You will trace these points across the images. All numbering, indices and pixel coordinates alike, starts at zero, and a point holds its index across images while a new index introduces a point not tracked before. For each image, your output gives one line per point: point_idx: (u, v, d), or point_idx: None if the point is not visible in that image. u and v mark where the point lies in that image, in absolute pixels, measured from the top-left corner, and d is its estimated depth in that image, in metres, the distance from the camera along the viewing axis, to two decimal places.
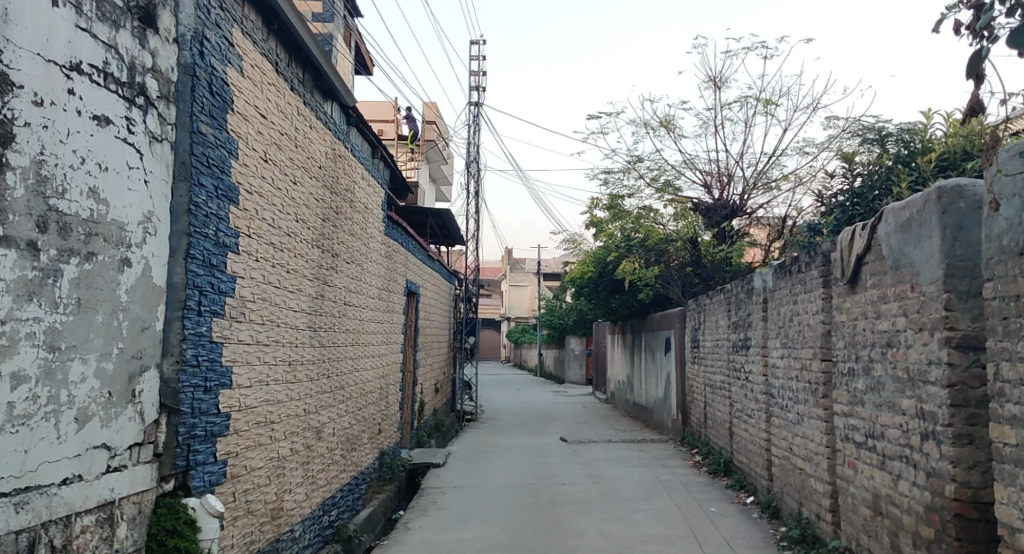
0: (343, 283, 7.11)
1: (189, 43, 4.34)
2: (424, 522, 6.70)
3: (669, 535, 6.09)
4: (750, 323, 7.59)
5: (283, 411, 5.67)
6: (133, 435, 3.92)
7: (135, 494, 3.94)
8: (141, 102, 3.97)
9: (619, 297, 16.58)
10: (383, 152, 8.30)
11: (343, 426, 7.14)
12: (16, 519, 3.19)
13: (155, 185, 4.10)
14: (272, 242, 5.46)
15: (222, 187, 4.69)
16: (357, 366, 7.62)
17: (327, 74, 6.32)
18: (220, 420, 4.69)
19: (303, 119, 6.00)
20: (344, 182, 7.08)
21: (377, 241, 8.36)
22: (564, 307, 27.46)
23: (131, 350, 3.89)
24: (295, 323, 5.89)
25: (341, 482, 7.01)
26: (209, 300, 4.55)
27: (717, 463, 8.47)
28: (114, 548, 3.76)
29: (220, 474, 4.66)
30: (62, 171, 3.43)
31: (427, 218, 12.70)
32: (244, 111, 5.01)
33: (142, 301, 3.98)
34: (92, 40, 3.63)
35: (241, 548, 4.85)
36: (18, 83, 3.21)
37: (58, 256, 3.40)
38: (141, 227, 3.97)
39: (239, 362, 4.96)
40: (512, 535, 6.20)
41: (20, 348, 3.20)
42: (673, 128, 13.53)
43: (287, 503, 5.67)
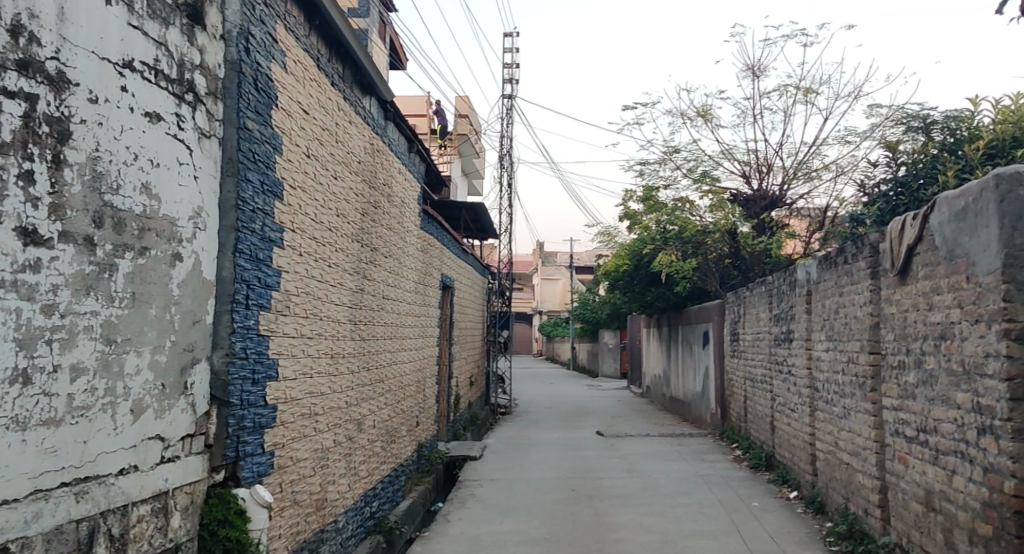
0: (382, 277, 7.15)
1: (235, 40, 4.39)
2: (463, 514, 6.72)
3: (713, 530, 6.05)
4: (793, 316, 7.47)
5: (326, 404, 5.73)
6: (186, 427, 4.00)
7: (188, 485, 4.01)
8: (190, 98, 4.02)
9: (656, 290, 16.40)
10: (420, 147, 8.32)
11: (383, 419, 7.19)
12: (76, 508, 3.24)
13: (204, 180, 4.16)
14: (315, 236, 5.51)
15: (268, 183, 4.74)
16: (396, 359, 7.67)
17: (366, 69, 6.34)
18: (267, 412, 4.75)
19: (343, 115, 6.05)
20: (382, 176, 7.11)
21: (414, 236, 8.40)
22: (598, 300, 27.37)
23: (183, 343, 3.97)
24: (336, 317, 5.94)
25: (382, 474, 7.08)
26: (256, 293, 4.62)
27: (760, 457, 8.41)
28: (168, 538, 3.82)
29: (267, 465, 4.73)
30: (117, 167, 3.49)
31: (461, 213, 12.76)
32: (288, 107, 5.05)
33: (193, 295, 4.06)
34: (144, 38, 3.68)
35: (288, 538, 4.93)
36: (74, 81, 3.24)
37: (114, 251, 3.46)
38: (191, 223, 4.04)
39: (285, 354, 5.02)
40: (552, 529, 6.20)
41: (78, 341, 3.25)
42: (711, 118, 13.34)
43: (331, 494, 5.73)
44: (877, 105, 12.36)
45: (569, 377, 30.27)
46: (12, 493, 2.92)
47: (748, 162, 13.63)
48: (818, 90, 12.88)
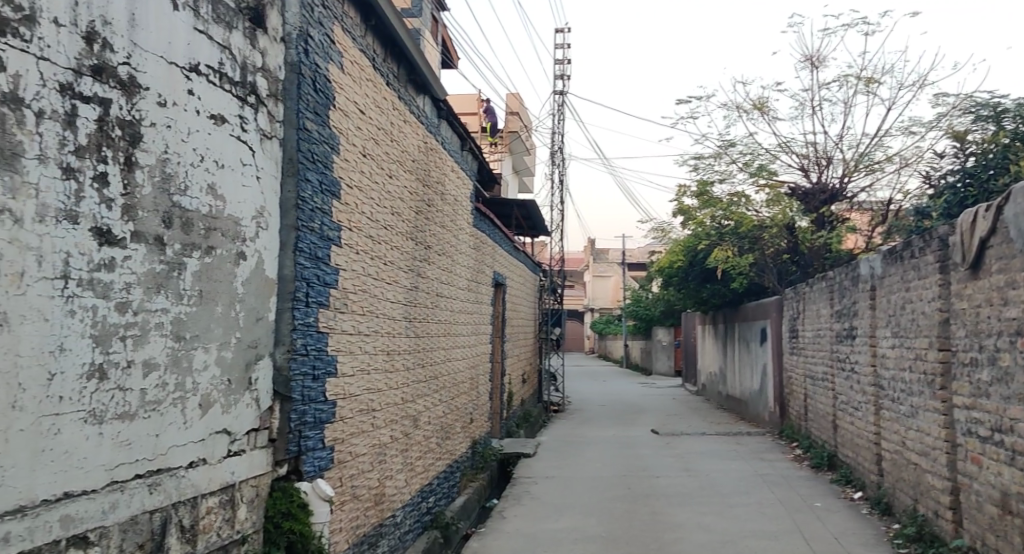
0: (435, 275, 7.20)
1: (294, 43, 4.48)
2: (518, 512, 6.73)
3: (774, 530, 5.94)
4: (856, 312, 7.28)
5: (383, 400, 5.80)
6: (250, 421, 4.10)
7: (252, 478, 4.11)
8: (252, 100, 4.12)
9: (711, 287, 16.22)
10: (472, 145, 8.37)
11: (438, 415, 7.25)
12: (151, 499, 3.34)
13: (265, 180, 4.25)
14: (371, 235, 5.58)
15: (326, 182, 4.82)
16: (450, 357, 7.73)
17: (420, 68, 6.40)
18: (327, 408, 4.83)
19: (398, 114, 6.12)
20: (436, 174, 7.17)
21: (466, 233, 8.45)
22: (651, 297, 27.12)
23: (247, 339, 4.08)
24: (392, 315, 6.01)
25: (438, 470, 7.14)
26: (316, 291, 4.70)
27: (821, 457, 8.22)
28: (236, 530, 3.92)
29: (328, 459, 4.81)
30: (184, 168, 3.59)
31: (512, 210, 12.79)
32: (345, 107, 5.13)
33: (256, 293, 4.17)
34: (209, 42, 3.77)
35: (349, 532, 5.01)
36: (145, 85, 3.33)
37: (182, 250, 3.56)
38: (254, 222, 4.14)
39: (343, 351, 5.10)
40: (609, 527, 6.17)
41: (151, 337, 3.36)
42: (768, 110, 13.07)
43: (389, 489, 5.80)
44: (944, 93, 11.93)
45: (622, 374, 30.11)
46: (91, 485, 3.01)
47: (806, 155, 13.30)
48: (880, 80, 12.51)
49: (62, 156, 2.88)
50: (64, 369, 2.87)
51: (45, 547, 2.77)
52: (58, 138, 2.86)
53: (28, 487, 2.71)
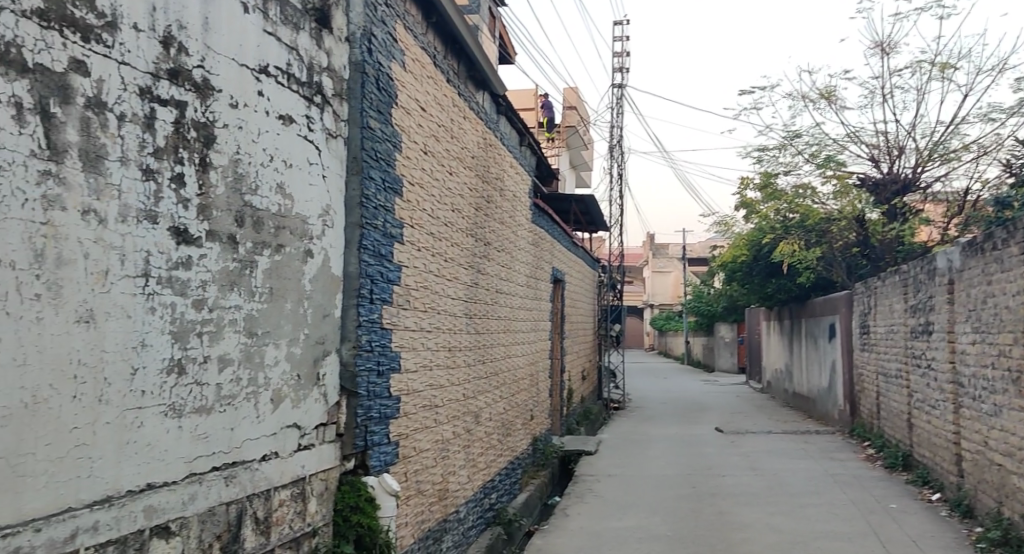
0: (495, 271, 7.22)
1: (358, 42, 4.53)
2: (582, 509, 6.69)
3: (848, 532, 5.76)
4: (933, 307, 7.00)
5: (445, 396, 5.83)
6: (319, 416, 4.18)
7: (322, 472, 4.19)
8: (319, 100, 4.18)
9: (778, 281, 15.92)
10: (531, 140, 8.35)
11: (498, 412, 7.26)
12: (227, 491, 3.42)
13: (331, 179, 4.32)
14: (432, 232, 5.61)
15: (389, 180, 4.87)
16: (510, 354, 7.74)
17: (479, 64, 6.41)
18: (392, 404, 4.88)
19: (458, 111, 6.14)
20: (495, 171, 7.18)
21: (525, 229, 8.45)
22: (714, 293, 26.65)
23: (315, 336, 4.15)
24: (453, 312, 6.03)
25: (499, 466, 7.16)
26: (380, 288, 4.75)
27: (896, 457, 7.94)
28: (307, 522, 4.00)
29: (393, 454, 4.86)
30: (255, 168, 3.66)
31: (571, 205, 12.73)
32: (407, 105, 5.17)
33: (323, 290, 4.24)
34: (277, 43, 3.84)
35: (414, 526, 5.06)
36: (218, 88, 3.41)
37: (254, 248, 3.64)
38: (320, 220, 4.21)
39: (407, 347, 5.15)
40: (675, 526, 6.08)
41: (225, 333, 3.44)
42: (835, 99, 12.67)
43: (452, 485, 5.84)
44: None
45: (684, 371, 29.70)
46: (171, 476, 3.10)
47: (876, 145, 12.86)
48: (956, 65, 12.01)
49: (142, 158, 2.96)
50: (146, 364, 2.96)
51: (131, 537, 2.86)
52: (138, 140, 2.93)
53: (114, 478, 2.81)
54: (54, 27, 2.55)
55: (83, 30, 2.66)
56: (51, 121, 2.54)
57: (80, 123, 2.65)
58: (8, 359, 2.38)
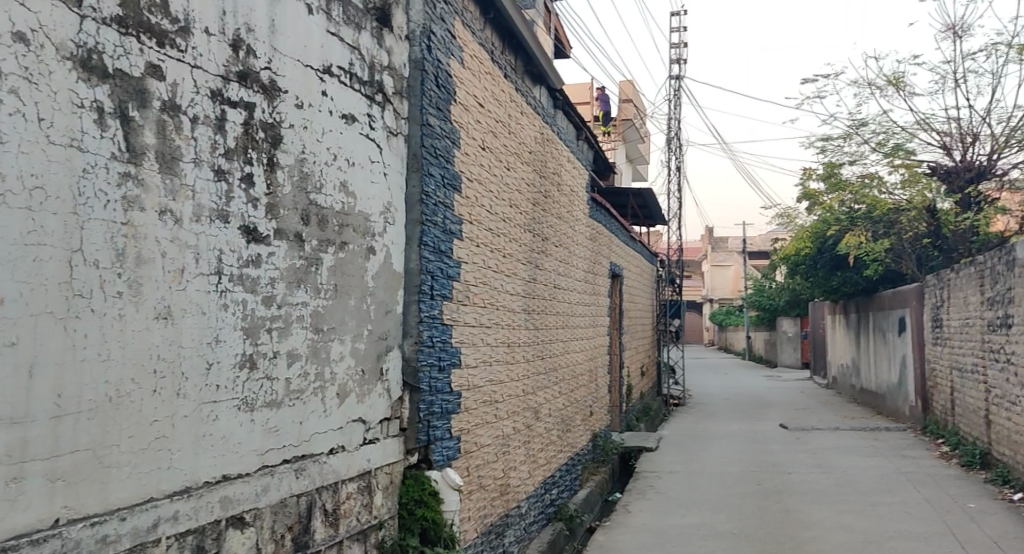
0: (553, 267, 7.21)
1: (418, 39, 4.57)
2: (643, 506, 6.64)
3: (923, 531, 5.57)
4: (1011, 299, 6.72)
5: (505, 391, 5.85)
6: (383, 411, 4.25)
7: (387, 466, 4.25)
8: (379, 98, 4.24)
9: (842, 274, 15.56)
10: (588, 134, 8.32)
11: (557, 408, 7.24)
12: (297, 483, 3.49)
13: (392, 176, 4.37)
14: (491, 227, 5.62)
15: (448, 177, 4.89)
16: (568, 350, 7.71)
17: (537, 58, 6.40)
18: (453, 399, 4.91)
19: (515, 106, 6.14)
20: (552, 165, 7.15)
21: (583, 224, 8.41)
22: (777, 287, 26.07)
23: (378, 331, 4.21)
24: (512, 307, 6.04)
25: (559, 462, 7.15)
26: (440, 284, 4.79)
27: (972, 456, 7.62)
28: (373, 515, 4.07)
29: (455, 449, 4.90)
30: (320, 167, 3.73)
31: (629, 199, 12.62)
32: (465, 101, 5.18)
33: (386, 287, 4.30)
34: (340, 43, 3.89)
35: (477, 521, 5.09)
36: (284, 89, 3.48)
37: (319, 246, 3.71)
38: (382, 218, 4.26)
39: (467, 343, 5.17)
40: (740, 524, 5.98)
41: (293, 330, 3.51)
42: (904, 85, 12.24)
43: (514, 480, 5.86)
44: None
45: (746, 367, 29.17)
46: (244, 468, 3.18)
47: (948, 132, 12.39)
48: None
49: (213, 158, 3.04)
50: (220, 358, 3.05)
51: (208, 527, 2.94)
52: (210, 142, 3.01)
53: (192, 469, 2.90)
54: (132, 33, 2.63)
55: (158, 35, 2.74)
56: (130, 125, 2.62)
57: (156, 126, 2.74)
58: (94, 354, 2.47)
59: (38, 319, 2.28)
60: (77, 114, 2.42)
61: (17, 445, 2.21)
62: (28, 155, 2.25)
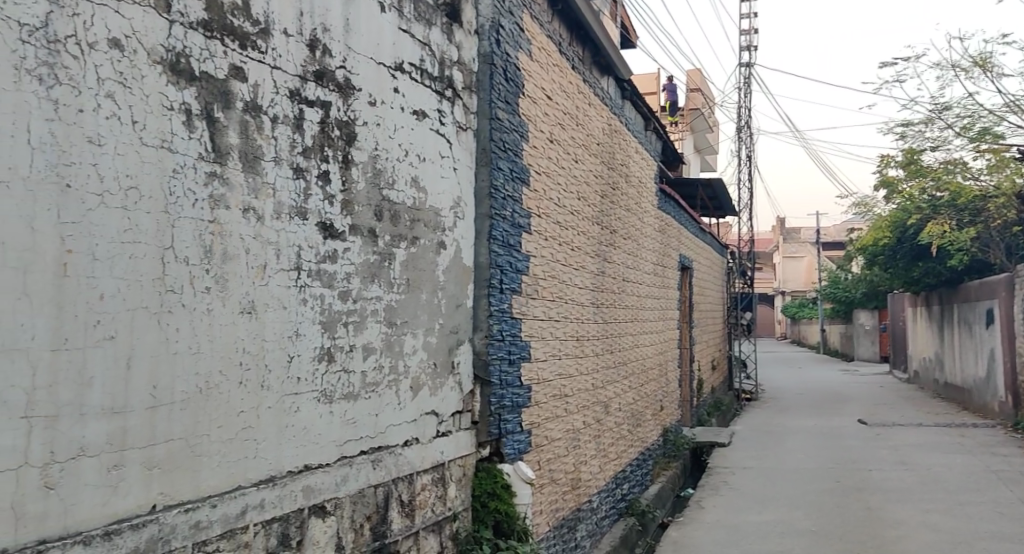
0: (622, 260, 7.15)
1: (487, 34, 4.60)
2: (717, 502, 6.54)
3: (1015, 532, 5.32)
4: None
5: (575, 385, 5.84)
6: (455, 404, 4.30)
7: (459, 458, 4.30)
8: (449, 94, 4.27)
9: (924, 264, 14.93)
10: (656, 125, 8.21)
11: (627, 402, 7.18)
12: (374, 474, 3.56)
13: (462, 171, 4.40)
14: (559, 221, 5.60)
15: (517, 170, 4.90)
16: (638, 343, 7.63)
17: (605, 49, 6.35)
18: (523, 392, 4.91)
19: (583, 97, 6.10)
20: (620, 157, 7.08)
21: (652, 216, 8.29)
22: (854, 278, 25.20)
23: (449, 325, 4.26)
24: (580, 301, 6.01)
25: (630, 457, 7.10)
26: (510, 278, 4.79)
27: None
28: (447, 507, 4.12)
29: (526, 443, 4.91)
30: (392, 163, 3.78)
31: (697, 190, 12.41)
32: (533, 94, 5.17)
33: (456, 281, 4.33)
34: (411, 40, 3.94)
35: (549, 514, 5.10)
36: (358, 87, 3.53)
37: (392, 241, 3.76)
38: (452, 212, 4.29)
39: (536, 337, 5.17)
40: (820, 522, 5.82)
41: (368, 323, 3.58)
42: (991, 65, 11.65)
43: (585, 474, 5.85)
44: None
45: (821, 361, 28.33)
46: (325, 459, 3.26)
47: None
48: None
49: (292, 157, 3.11)
50: (301, 352, 3.12)
51: (293, 515, 3.03)
52: (289, 141, 3.09)
53: (276, 459, 2.99)
54: (216, 36, 2.71)
55: (241, 38, 2.82)
56: (215, 126, 2.71)
57: (239, 126, 2.82)
58: (185, 347, 2.57)
59: (134, 314, 2.38)
60: (167, 116, 2.50)
61: (117, 433, 2.32)
62: (124, 157, 2.35)
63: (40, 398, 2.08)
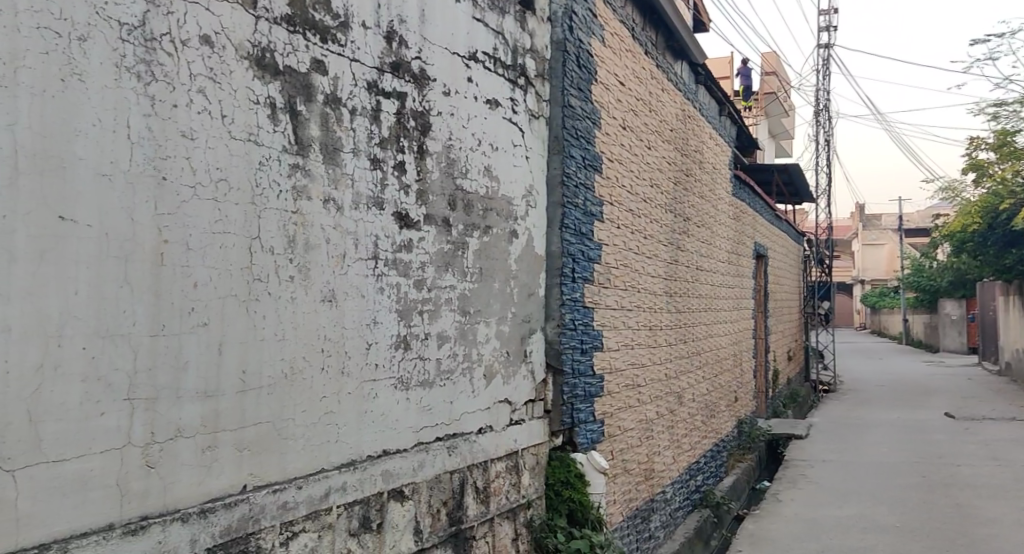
0: (695, 248, 7.02)
1: (560, 20, 4.59)
2: (795, 495, 6.38)
3: None
4: None
5: (648, 375, 5.78)
6: (527, 393, 4.32)
7: (533, 447, 4.32)
8: (522, 82, 4.27)
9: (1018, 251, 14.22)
10: (730, 109, 8.04)
11: (701, 393, 7.08)
12: (450, 460, 3.61)
13: (534, 159, 4.40)
14: (632, 208, 5.53)
15: (590, 158, 4.86)
16: (712, 333, 7.50)
17: (678, 33, 6.25)
18: (596, 382, 4.89)
19: (657, 83, 6.01)
20: (694, 143, 6.96)
21: (726, 203, 8.12)
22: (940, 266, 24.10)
23: (522, 314, 4.27)
24: (654, 290, 5.94)
25: (704, 448, 7.00)
26: (582, 267, 4.76)
27: None
28: (521, 494, 4.15)
29: (599, 432, 4.90)
30: (465, 153, 3.80)
31: (773, 176, 12.09)
32: (606, 80, 5.12)
33: (529, 269, 4.34)
34: (485, 29, 3.95)
35: (622, 504, 5.08)
36: (433, 77, 3.56)
37: (465, 231, 3.78)
38: (524, 201, 4.29)
39: (608, 326, 5.13)
40: (904, 518, 5.61)
41: (442, 312, 3.62)
42: None
43: (658, 465, 5.79)
44: None
45: (903, 352, 27.20)
46: (402, 444, 3.32)
47: None
48: None
49: (370, 148, 3.15)
50: (378, 340, 3.18)
51: (372, 498, 3.10)
52: (367, 132, 3.13)
53: (356, 444, 3.06)
54: (299, 30, 2.77)
55: (322, 31, 2.88)
56: (298, 118, 2.78)
57: (320, 119, 2.88)
58: (271, 333, 2.65)
59: (225, 301, 2.47)
60: (253, 110, 2.58)
61: (211, 416, 2.41)
62: (214, 150, 2.43)
63: (141, 380, 2.18)
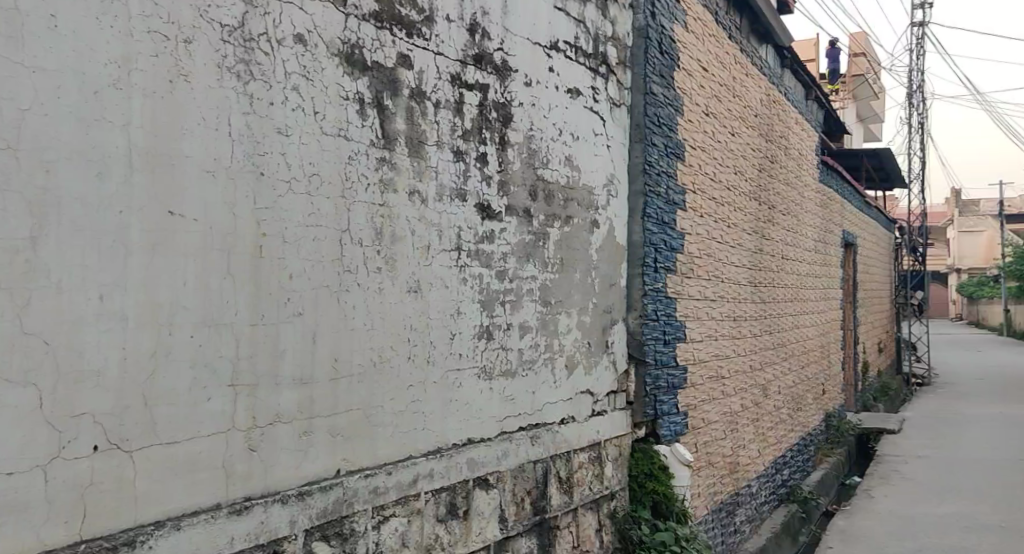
0: (781, 237, 6.82)
1: (642, 6, 4.52)
2: (888, 492, 6.14)
3: None
4: None
5: (732, 367, 5.67)
6: (610, 384, 4.30)
7: (615, 438, 4.31)
8: (603, 70, 4.24)
9: None
10: (818, 92, 7.77)
11: (788, 385, 6.89)
12: (533, 449, 3.64)
13: (615, 148, 4.36)
14: (715, 196, 5.42)
15: (672, 145, 4.78)
16: (798, 325, 7.28)
17: (763, 15, 6.07)
18: (679, 373, 4.83)
19: (741, 67, 5.86)
20: (780, 128, 6.76)
21: (812, 190, 7.85)
22: None
23: (603, 304, 4.25)
24: (738, 280, 5.81)
25: (790, 441, 6.81)
26: (664, 257, 4.70)
27: None
28: (604, 486, 4.14)
29: (683, 424, 4.83)
30: (547, 143, 3.80)
31: (862, 161, 11.63)
32: (689, 66, 5.02)
33: (610, 260, 4.31)
34: (566, 18, 3.93)
35: (707, 497, 5.00)
36: (515, 68, 3.57)
37: (546, 221, 3.78)
38: (605, 190, 4.26)
39: (692, 317, 5.04)
40: (1009, 518, 5.34)
41: (525, 302, 3.64)
42: None
43: (743, 458, 5.67)
44: None
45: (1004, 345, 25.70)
46: (486, 433, 3.37)
47: None
48: None
49: (453, 140, 3.19)
50: (462, 330, 3.23)
51: (459, 486, 3.15)
52: (450, 124, 3.17)
53: (442, 432, 3.12)
54: (386, 26, 2.83)
55: (407, 26, 2.93)
56: (385, 113, 2.83)
57: (406, 113, 2.93)
58: (361, 324, 2.72)
59: (318, 292, 2.55)
60: (344, 106, 2.64)
61: (306, 402, 2.50)
62: (307, 146, 2.51)
63: (243, 367, 2.27)
